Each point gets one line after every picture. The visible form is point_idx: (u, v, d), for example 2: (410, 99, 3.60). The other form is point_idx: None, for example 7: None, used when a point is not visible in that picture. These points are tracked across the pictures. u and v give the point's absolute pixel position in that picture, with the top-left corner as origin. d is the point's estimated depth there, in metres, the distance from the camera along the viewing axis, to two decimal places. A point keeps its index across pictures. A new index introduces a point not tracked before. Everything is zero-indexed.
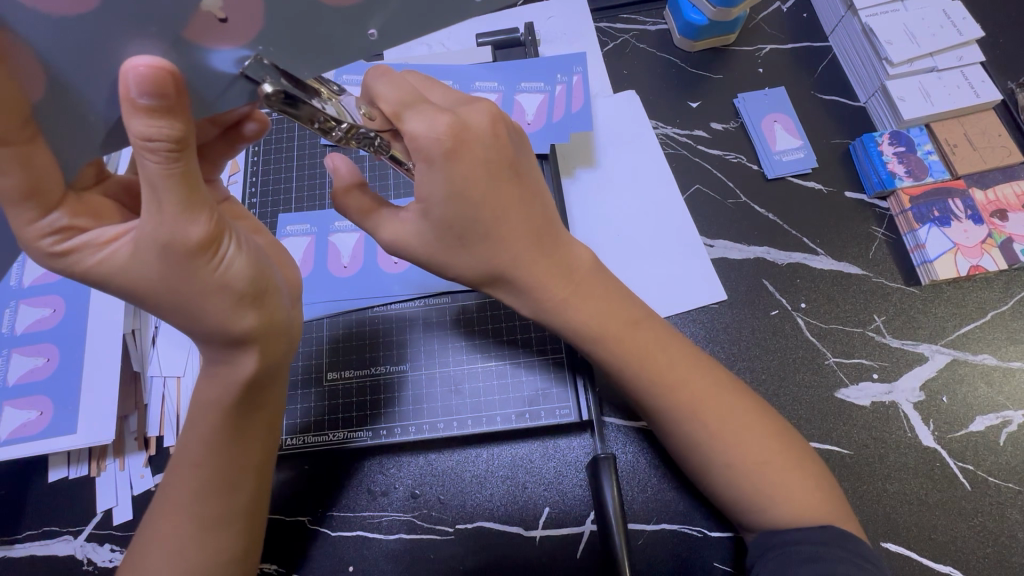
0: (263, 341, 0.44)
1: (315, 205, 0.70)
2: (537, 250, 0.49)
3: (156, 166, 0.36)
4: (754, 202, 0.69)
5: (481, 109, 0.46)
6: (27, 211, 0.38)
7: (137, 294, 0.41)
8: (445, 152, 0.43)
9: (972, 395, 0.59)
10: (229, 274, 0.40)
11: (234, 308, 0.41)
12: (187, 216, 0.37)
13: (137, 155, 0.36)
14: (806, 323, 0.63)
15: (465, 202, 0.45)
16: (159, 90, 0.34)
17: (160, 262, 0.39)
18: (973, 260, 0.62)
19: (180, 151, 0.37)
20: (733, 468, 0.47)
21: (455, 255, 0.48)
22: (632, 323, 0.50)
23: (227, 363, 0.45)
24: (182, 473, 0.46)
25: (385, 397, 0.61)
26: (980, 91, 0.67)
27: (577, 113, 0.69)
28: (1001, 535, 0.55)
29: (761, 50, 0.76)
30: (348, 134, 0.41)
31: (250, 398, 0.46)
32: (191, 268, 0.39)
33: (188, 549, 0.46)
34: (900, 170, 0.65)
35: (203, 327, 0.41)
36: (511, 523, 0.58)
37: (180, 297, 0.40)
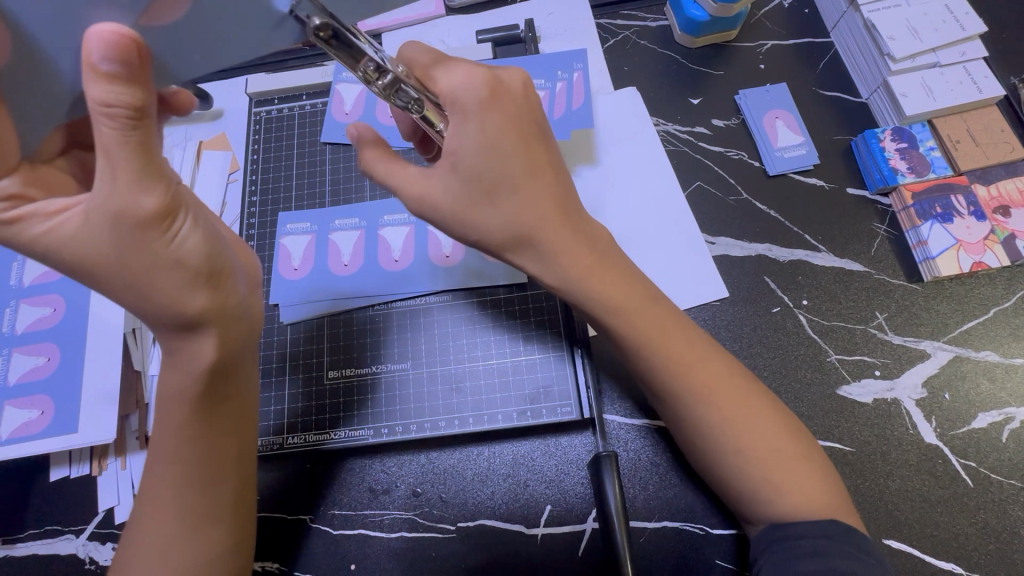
0: (219, 324, 0.44)
1: (315, 203, 0.70)
2: (563, 211, 0.48)
3: (112, 131, 0.38)
4: (755, 199, 0.68)
5: (515, 72, 0.49)
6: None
7: (88, 269, 0.41)
8: (480, 102, 0.45)
9: (975, 392, 0.59)
10: (182, 250, 0.41)
11: (188, 286, 0.42)
12: (139, 184, 0.39)
13: (97, 119, 0.37)
14: (808, 320, 0.63)
15: (493, 154, 0.45)
16: (127, 58, 0.36)
17: (110, 233, 0.39)
18: (975, 256, 0.62)
19: (137, 119, 0.38)
20: (743, 456, 0.47)
21: (478, 214, 0.47)
22: (649, 286, 0.51)
23: (182, 350, 0.45)
24: (158, 466, 0.46)
25: (383, 394, 0.61)
26: (984, 87, 0.67)
27: (577, 109, 0.69)
28: (1003, 532, 0.55)
29: (763, 46, 0.75)
30: (387, 88, 0.44)
31: (214, 385, 0.46)
32: (143, 240, 0.40)
33: (175, 543, 0.45)
34: (902, 166, 0.65)
35: (154, 308, 0.42)
36: (513, 521, 0.58)
37: (127, 272, 0.40)
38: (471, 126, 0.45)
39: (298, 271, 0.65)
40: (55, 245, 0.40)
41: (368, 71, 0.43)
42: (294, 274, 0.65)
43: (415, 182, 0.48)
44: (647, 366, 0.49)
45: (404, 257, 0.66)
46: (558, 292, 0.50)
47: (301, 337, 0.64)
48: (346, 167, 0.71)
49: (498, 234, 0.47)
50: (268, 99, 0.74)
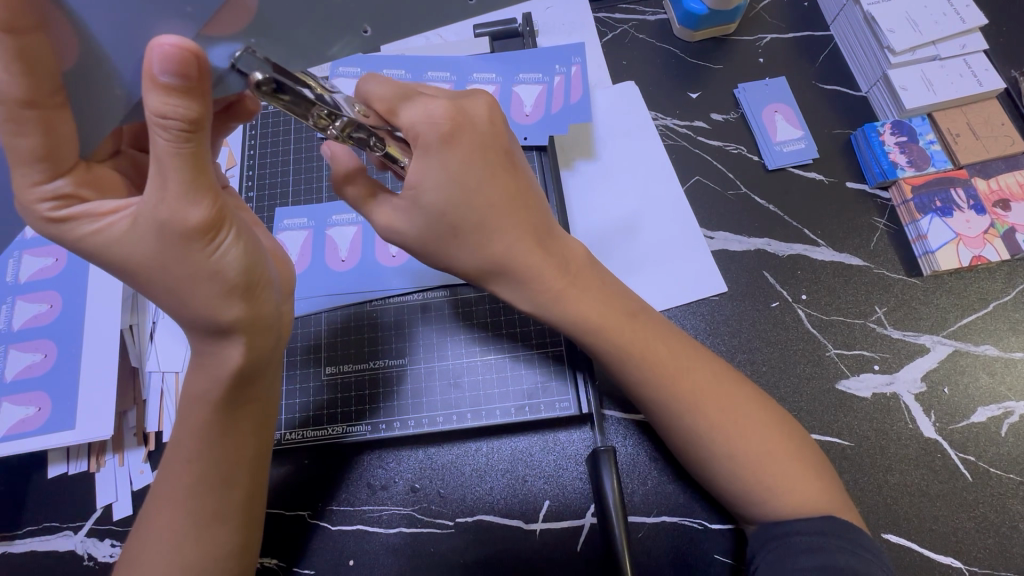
0: (249, 332, 0.44)
1: (313, 199, 0.70)
2: (533, 241, 0.48)
3: (167, 143, 0.36)
4: (754, 193, 0.68)
5: (479, 101, 0.48)
6: (32, 172, 0.39)
7: (129, 270, 0.41)
8: (441, 138, 0.45)
9: (974, 386, 0.59)
10: (222, 262, 0.40)
11: (222, 297, 0.41)
12: (189, 197, 0.38)
13: (153, 129, 0.36)
14: (806, 314, 0.63)
15: (460, 188, 0.45)
16: (182, 71, 0.35)
17: (156, 241, 0.39)
18: (975, 250, 0.62)
19: (191, 132, 0.37)
20: (734, 461, 0.47)
21: (448, 246, 0.48)
22: (631, 314, 0.50)
23: (213, 354, 0.45)
24: (178, 469, 0.46)
25: (383, 392, 0.61)
26: (983, 80, 0.66)
27: (575, 104, 0.68)
28: (1001, 526, 0.55)
29: (762, 39, 0.75)
30: (343, 132, 0.43)
31: (240, 390, 0.46)
32: (185, 250, 0.39)
33: (186, 544, 0.46)
34: (901, 160, 0.65)
35: (189, 312, 0.42)
36: (511, 516, 0.58)
37: (168, 278, 0.40)
38: (437, 161, 0.45)
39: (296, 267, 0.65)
40: (99, 245, 0.40)
41: (321, 117, 0.41)
42: None
43: (385, 208, 0.48)
44: (639, 367, 0.49)
45: (401, 253, 0.65)
46: (546, 303, 0.50)
47: (299, 333, 0.63)
48: None
49: (471, 264, 0.48)
50: None
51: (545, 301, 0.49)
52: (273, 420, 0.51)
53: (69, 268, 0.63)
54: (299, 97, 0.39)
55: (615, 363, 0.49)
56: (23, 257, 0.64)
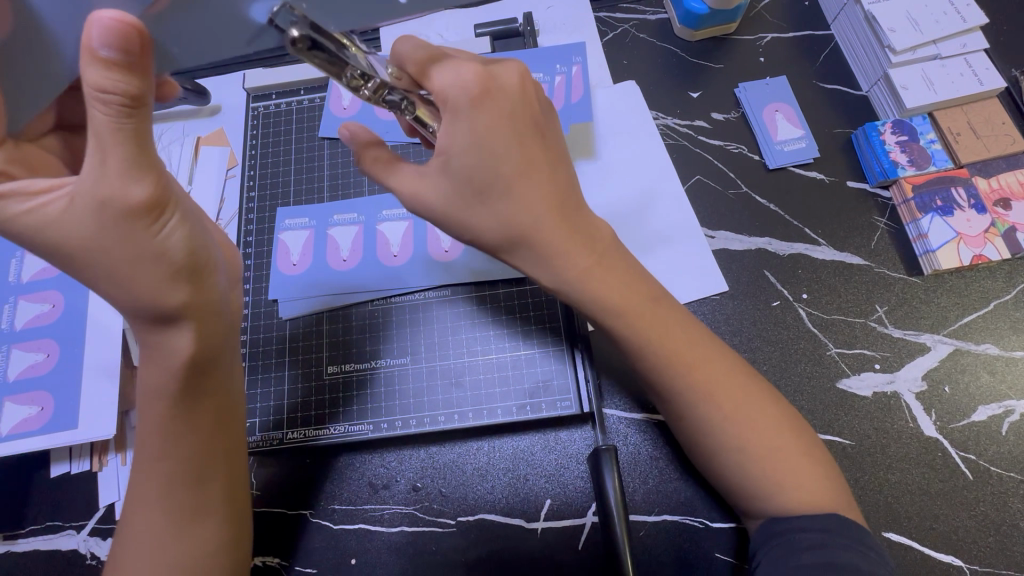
0: (197, 318, 0.45)
1: (314, 198, 0.70)
2: (559, 215, 0.47)
3: (106, 117, 0.38)
4: (755, 192, 0.68)
5: (511, 67, 0.48)
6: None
7: (68, 252, 0.42)
8: (472, 99, 0.45)
9: (975, 385, 0.59)
10: (166, 243, 0.42)
11: (165, 280, 0.42)
12: (129, 175, 0.39)
13: (93, 106, 0.37)
14: (807, 313, 0.63)
15: (486, 153, 0.45)
16: (122, 49, 0.36)
17: (95, 220, 0.40)
18: (976, 249, 0.62)
19: (133, 108, 0.38)
20: (744, 454, 0.47)
21: (472, 214, 0.47)
22: (653, 298, 0.50)
23: (162, 342, 0.45)
24: (146, 465, 0.46)
25: (357, 383, 0.62)
26: (984, 78, 0.67)
27: (575, 104, 0.69)
28: (1002, 524, 0.55)
29: (762, 38, 0.75)
30: (377, 93, 0.42)
31: (197, 380, 0.46)
32: (128, 230, 0.41)
33: (166, 542, 0.46)
34: (903, 159, 0.65)
35: (130, 297, 0.43)
36: (512, 515, 0.58)
37: (109, 261, 0.41)
38: (465, 125, 0.45)
39: (297, 266, 0.65)
40: (37, 228, 0.41)
41: (357, 78, 0.41)
42: (293, 270, 0.65)
43: (410, 176, 0.48)
44: (648, 360, 0.49)
45: (403, 252, 0.65)
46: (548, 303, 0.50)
47: (300, 332, 0.63)
48: (344, 162, 0.71)
49: (494, 234, 0.47)
50: (266, 93, 0.74)
51: (570, 279, 0.48)
52: (239, 413, 0.51)
53: None
54: (336, 55, 0.39)
55: None
56: (24, 257, 0.64)
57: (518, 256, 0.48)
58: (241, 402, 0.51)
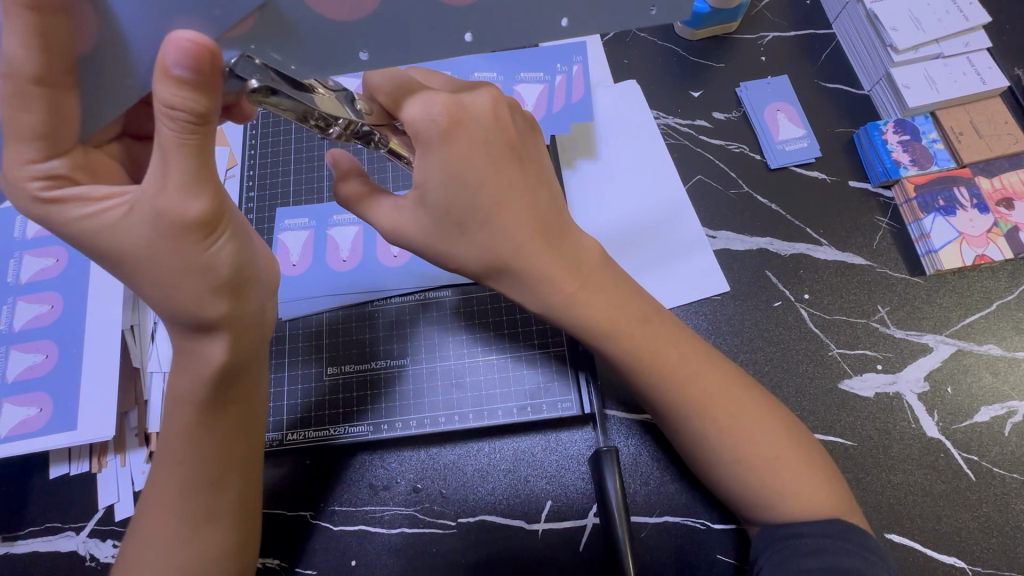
0: (234, 329, 0.44)
1: (314, 198, 0.69)
2: (542, 240, 0.47)
3: (171, 132, 0.36)
4: (756, 192, 0.68)
5: (482, 92, 0.46)
6: (27, 150, 0.39)
7: (119, 258, 0.41)
8: (440, 134, 0.43)
9: (977, 386, 0.59)
10: (216, 258, 0.41)
11: (209, 294, 0.42)
12: (189, 189, 0.38)
13: (160, 118, 0.36)
14: (809, 314, 0.63)
15: (462, 185, 0.44)
16: (195, 70, 0.35)
17: (150, 231, 0.39)
18: (978, 249, 0.62)
19: (200, 124, 0.37)
20: (742, 465, 0.47)
21: (454, 243, 0.47)
22: (643, 318, 0.49)
23: (195, 352, 0.45)
24: (166, 470, 0.46)
25: (377, 390, 0.61)
26: (986, 78, 0.66)
27: (578, 103, 0.68)
28: (1005, 526, 0.55)
29: (764, 37, 0.75)
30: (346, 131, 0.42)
31: (223, 390, 0.46)
32: (180, 244, 0.39)
33: (178, 546, 0.46)
34: (904, 159, 0.65)
35: (174, 307, 0.42)
36: (513, 517, 0.57)
37: (158, 271, 0.40)
38: (436, 159, 0.43)
39: (297, 267, 0.65)
40: (87, 230, 0.40)
41: (322, 121, 0.40)
42: (293, 270, 0.65)
43: (391, 203, 0.47)
44: (647, 367, 0.48)
45: (403, 252, 0.65)
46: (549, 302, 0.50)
47: (301, 332, 0.63)
48: None
49: (477, 263, 0.47)
50: None
51: (557, 301, 0.48)
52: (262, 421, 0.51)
53: (70, 269, 0.63)
54: (299, 101, 0.38)
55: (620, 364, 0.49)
56: (23, 257, 0.64)
57: (505, 283, 0.48)
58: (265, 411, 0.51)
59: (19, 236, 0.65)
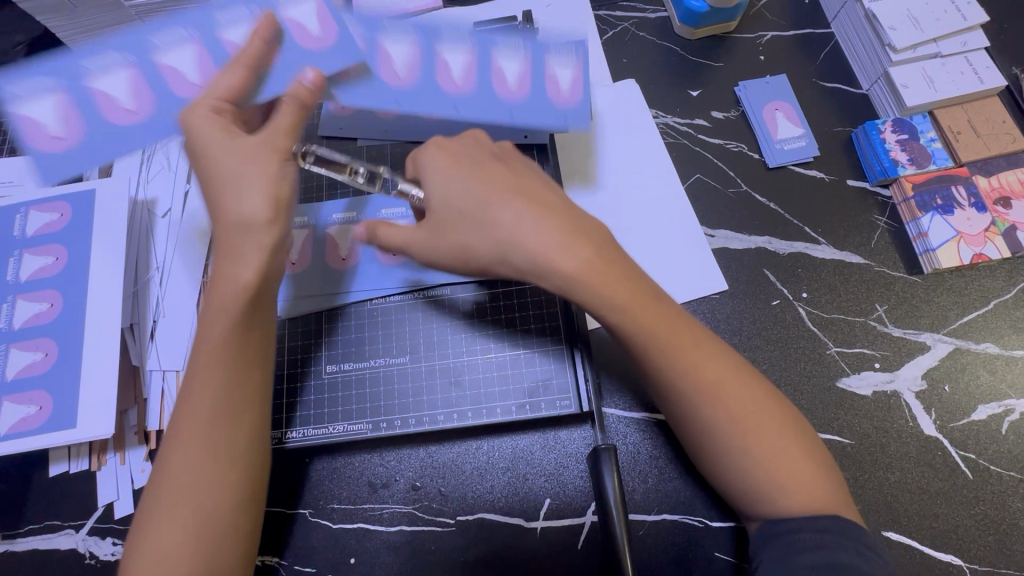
0: (275, 235, 0.49)
1: (312, 197, 0.69)
2: (544, 213, 0.48)
3: (287, 108, 0.52)
4: (754, 190, 0.68)
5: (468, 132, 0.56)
6: (209, 95, 0.52)
7: (209, 178, 0.49)
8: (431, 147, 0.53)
9: (974, 384, 0.59)
10: (284, 173, 0.49)
11: (260, 205, 0.48)
12: (286, 133, 0.51)
13: (287, 102, 0.52)
14: (807, 312, 0.63)
15: (454, 177, 0.50)
16: (318, 87, 0.54)
17: (247, 150, 0.49)
18: (976, 248, 0.62)
19: (306, 106, 0.53)
20: (751, 456, 0.46)
21: (461, 232, 0.49)
22: (650, 296, 0.49)
23: (227, 277, 0.48)
24: (188, 400, 0.47)
25: (371, 387, 0.61)
26: (984, 77, 0.66)
27: (569, 104, 0.65)
28: (1001, 523, 0.55)
29: (763, 36, 0.75)
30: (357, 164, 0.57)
31: (254, 311, 0.49)
32: (266, 160, 0.49)
33: (193, 485, 0.45)
34: (902, 158, 0.65)
35: (237, 209, 0.48)
36: (512, 514, 0.58)
37: (240, 176, 0.48)
38: (428, 164, 0.52)
39: (296, 265, 0.65)
40: (199, 144, 0.50)
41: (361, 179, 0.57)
42: (292, 269, 0.65)
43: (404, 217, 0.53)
44: (664, 356, 0.48)
45: None
46: None
47: (299, 330, 0.63)
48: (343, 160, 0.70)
49: (487, 250, 0.48)
50: None
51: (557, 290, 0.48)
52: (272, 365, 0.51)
53: (69, 267, 0.63)
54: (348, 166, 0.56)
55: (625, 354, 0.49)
56: (22, 255, 0.64)
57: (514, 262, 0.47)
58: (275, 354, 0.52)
59: (19, 234, 0.65)
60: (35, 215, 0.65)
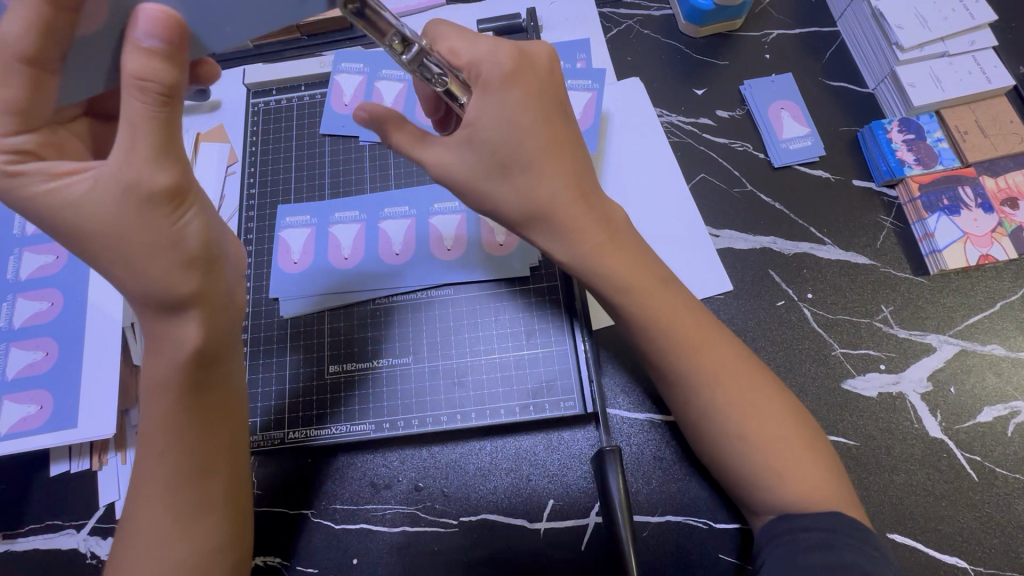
0: (204, 307, 0.45)
1: (315, 196, 0.69)
2: (578, 193, 0.49)
3: (139, 104, 0.39)
4: (760, 190, 0.68)
5: (542, 45, 0.50)
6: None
7: (81, 235, 0.42)
8: (504, 76, 0.46)
9: (980, 386, 0.59)
10: (183, 233, 0.43)
11: (179, 268, 0.43)
12: (156, 163, 0.41)
13: (128, 88, 0.39)
14: (812, 313, 0.62)
15: (512, 130, 0.47)
16: (166, 41, 0.38)
17: (117, 205, 0.41)
18: (983, 249, 0.61)
19: (168, 97, 0.40)
20: (745, 451, 0.47)
21: (496, 185, 0.48)
22: (660, 281, 0.50)
23: (167, 332, 0.45)
24: (151, 458, 0.46)
25: (373, 389, 0.61)
26: (993, 76, 0.66)
27: (585, 130, 0.67)
28: (1007, 526, 0.55)
29: (768, 35, 0.74)
30: (415, 61, 0.44)
31: (201, 372, 0.46)
32: (148, 216, 0.41)
33: (170, 533, 0.45)
34: (909, 158, 0.65)
35: (142, 285, 0.43)
36: (515, 515, 0.57)
37: (128, 247, 0.42)
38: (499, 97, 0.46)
39: (298, 264, 0.65)
40: (60, 203, 0.41)
41: (395, 43, 0.43)
42: (294, 267, 0.65)
43: (429, 151, 0.49)
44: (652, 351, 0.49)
45: (405, 250, 0.65)
46: None
47: (301, 330, 0.63)
48: (345, 160, 0.70)
49: (515, 209, 0.49)
50: (267, 89, 0.73)
51: (567, 269, 0.49)
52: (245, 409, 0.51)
53: (70, 266, 0.63)
54: (381, 19, 0.41)
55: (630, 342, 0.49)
56: (23, 253, 0.63)
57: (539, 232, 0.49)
58: (247, 400, 0.51)
59: (19, 232, 0.64)
60: None
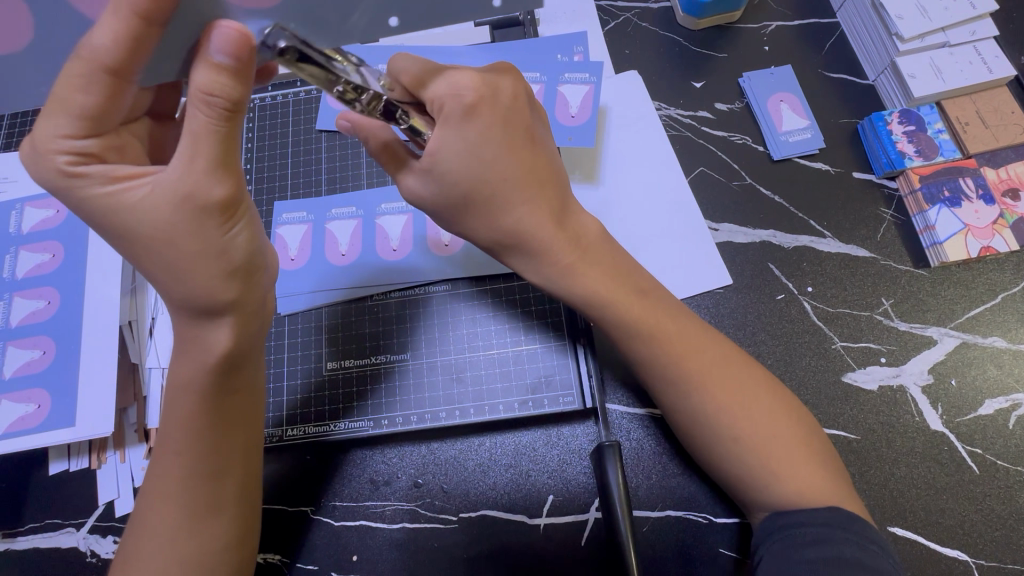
0: (239, 315, 0.45)
1: (312, 192, 0.69)
2: (548, 217, 0.49)
3: (204, 118, 0.39)
4: (759, 184, 0.67)
5: (509, 76, 0.49)
6: (65, 125, 0.39)
7: (129, 238, 0.42)
8: (465, 110, 0.46)
9: (981, 378, 0.59)
10: (232, 244, 0.43)
11: (221, 278, 0.43)
12: (212, 175, 0.40)
13: (197, 101, 0.38)
14: (812, 306, 0.62)
15: (476, 159, 0.46)
16: (236, 57, 0.38)
17: (170, 212, 0.40)
18: (983, 241, 0.61)
19: (231, 112, 0.39)
20: (742, 448, 0.46)
21: (466, 217, 0.49)
22: (644, 293, 0.50)
23: (200, 339, 0.45)
24: (167, 460, 0.46)
25: (372, 386, 0.61)
26: (993, 67, 0.65)
27: (578, 126, 0.67)
28: (1008, 519, 0.54)
29: (767, 27, 0.74)
30: (370, 105, 0.43)
31: (228, 378, 0.46)
32: (199, 226, 0.41)
33: (178, 535, 0.45)
34: (909, 150, 0.64)
35: (183, 290, 0.43)
36: (514, 510, 0.57)
37: (173, 253, 0.41)
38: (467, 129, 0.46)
39: (296, 261, 0.64)
40: (114, 206, 0.41)
41: (347, 90, 0.42)
42: (291, 264, 0.64)
43: (401, 178, 0.49)
44: (650, 349, 0.48)
45: (403, 246, 0.65)
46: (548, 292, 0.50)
47: (300, 326, 0.63)
48: (342, 156, 0.70)
49: (488, 239, 0.50)
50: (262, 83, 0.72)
51: (560, 275, 0.49)
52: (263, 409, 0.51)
53: (66, 265, 0.62)
54: (324, 67, 0.40)
55: (626, 343, 0.49)
56: (19, 252, 0.63)
57: (518, 253, 0.50)
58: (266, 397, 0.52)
59: (15, 231, 0.64)
60: (30, 211, 0.65)
